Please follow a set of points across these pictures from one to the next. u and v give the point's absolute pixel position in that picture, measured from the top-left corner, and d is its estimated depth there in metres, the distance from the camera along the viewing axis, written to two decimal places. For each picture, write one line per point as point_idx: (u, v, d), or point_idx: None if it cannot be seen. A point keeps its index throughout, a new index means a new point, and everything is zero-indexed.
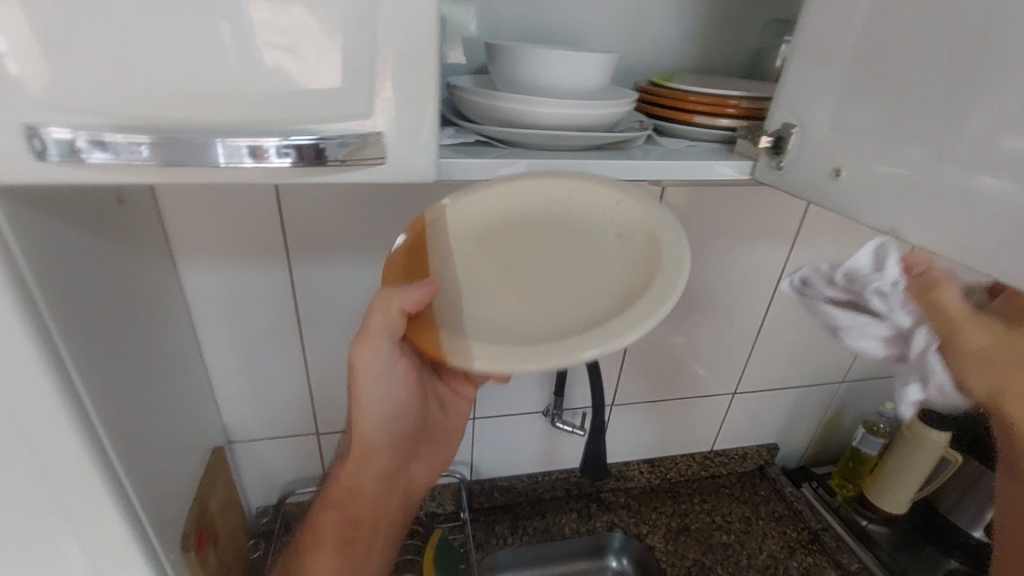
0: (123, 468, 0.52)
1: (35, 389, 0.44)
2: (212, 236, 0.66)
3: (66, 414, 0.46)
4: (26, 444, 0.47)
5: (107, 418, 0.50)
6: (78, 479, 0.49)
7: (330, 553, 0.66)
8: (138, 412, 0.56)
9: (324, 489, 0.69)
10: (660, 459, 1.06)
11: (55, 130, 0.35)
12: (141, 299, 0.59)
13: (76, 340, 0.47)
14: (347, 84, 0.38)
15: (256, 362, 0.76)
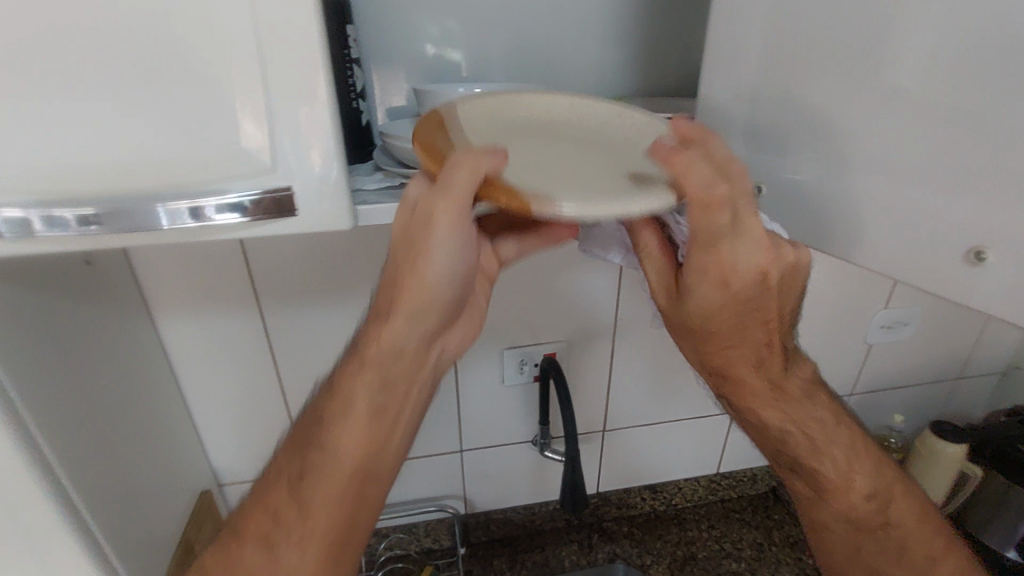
0: (95, 519, 0.54)
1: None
2: (184, 288, 0.70)
3: (32, 474, 0.47)
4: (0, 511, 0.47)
5: (74, 475, 0.52)
6: (48, 540, 0.50)
7: (362, 426, 0.51)
8: (114, 461, 0.59)
9: (353, 348, 0.52)
10: (663, 484, 1.02)
11: (7, 210, 0.39)
12: (117, 351, 0.63)
13: (37, 399, 0.49)
14: (250, 146, 0.42)
15: (238, 406, 0.78)
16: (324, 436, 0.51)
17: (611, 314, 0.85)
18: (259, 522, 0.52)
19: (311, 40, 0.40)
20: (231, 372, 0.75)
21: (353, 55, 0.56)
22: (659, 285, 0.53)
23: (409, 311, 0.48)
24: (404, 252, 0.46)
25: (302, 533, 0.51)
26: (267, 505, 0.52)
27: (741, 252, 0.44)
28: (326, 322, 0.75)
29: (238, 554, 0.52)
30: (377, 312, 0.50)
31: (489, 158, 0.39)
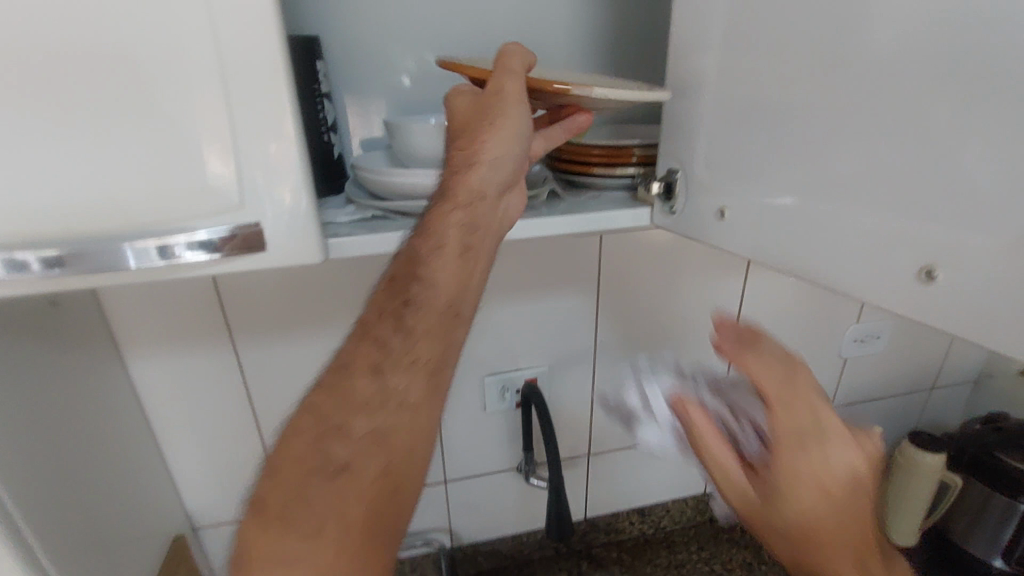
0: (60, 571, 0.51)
1: None
2: (154, 326, 0.68)
3: None
4: None
5: (40, 527, 0.50)
6: None
7: (452, 269, 0.48)
8: (81, 508, 0.56)
9: (434, 195, 0.50)
10: (650, 507, 1.01)
11: None
12: (84, 392, 0.61)
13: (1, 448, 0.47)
14: (216, 181, 0.42)
15: (213, 445, 0.76)
16: (412, 284, 0.47)
17: (590, 337, 0.85)
18: (331, 405, 0.44)
19: (277, 75, 0.41)
20: (205, 410, 0.73)
21: (323, 89, 0.57)
22: (740, 493, 0.41)
23: (488, 161, 0.49)
24: (475, 118, 0.49)
25: (388, 416, 0.45)
26: (339, 390, 0.45)
27: (835, 453, 0.38)
28: (302, 355, 0.73)
29: (304, 449, 0.43)
30: (452, 166, 0.49)
31: (527, 53, 0.49)
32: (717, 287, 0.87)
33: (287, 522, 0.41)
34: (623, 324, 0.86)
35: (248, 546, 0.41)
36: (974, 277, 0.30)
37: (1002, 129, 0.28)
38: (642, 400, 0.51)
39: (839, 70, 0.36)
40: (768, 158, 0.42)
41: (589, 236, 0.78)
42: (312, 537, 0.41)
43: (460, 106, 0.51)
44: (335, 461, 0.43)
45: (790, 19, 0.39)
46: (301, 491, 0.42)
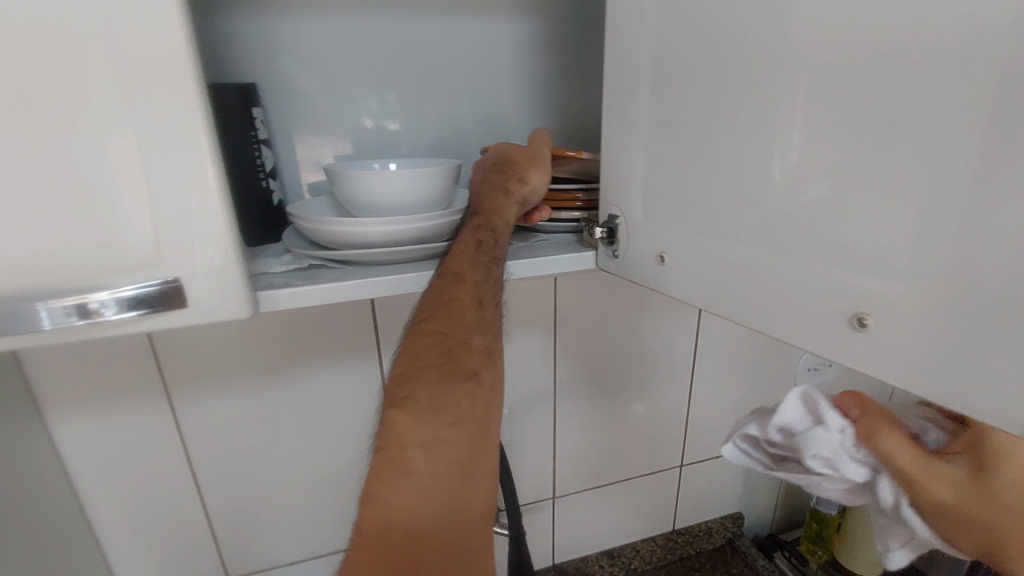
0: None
1: None
2: (84, 383, 0.64)
3: None
4: None
5: None
6: None
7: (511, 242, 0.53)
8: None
9: (497, 192, 0.54)
10: (618, 548, 0.98)
11: None
12: (3, 457, 0.56)
13: None
14: (132, 238, 0.39)
15: (149, 509, 0.70)
16: (492, 253, 0.50)
17: (549, 378, 0.84)
18: (452, 328, 0.44)
19: (197, 128, 0.39)
20: (140, 472, 0.69)
21: (261, 136, 0.55)
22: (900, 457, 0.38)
23: (536, 184, 0.56)
24: (520, 158, 0.57)
25: (493, 345, 0.46)
26: (450, 318, 0.44)
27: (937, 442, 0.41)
28: (246, 410, 0.70)
29: (438, 358, 0.42)
30: (508, 176, 0.55)
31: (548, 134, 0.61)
32: (674, 324, 0.88)
33: (439, 407, 0.40)
34: (583, 363, 0.85)
35: (397, 425, 0.38)
36: (897, 336, 0.30)
37: (914, 190, 0.29)
38: (809, 415, 0.42)
39: (756, 120, 0.37)
40: (696, 206, 0.42)
41: (543, 277, 0.78)
42: (458, 419, 0.40)
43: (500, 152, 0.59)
44: (463, 367, 0.43)
45: (709, 72, 0.40)
46: (443, 384, 0.41)
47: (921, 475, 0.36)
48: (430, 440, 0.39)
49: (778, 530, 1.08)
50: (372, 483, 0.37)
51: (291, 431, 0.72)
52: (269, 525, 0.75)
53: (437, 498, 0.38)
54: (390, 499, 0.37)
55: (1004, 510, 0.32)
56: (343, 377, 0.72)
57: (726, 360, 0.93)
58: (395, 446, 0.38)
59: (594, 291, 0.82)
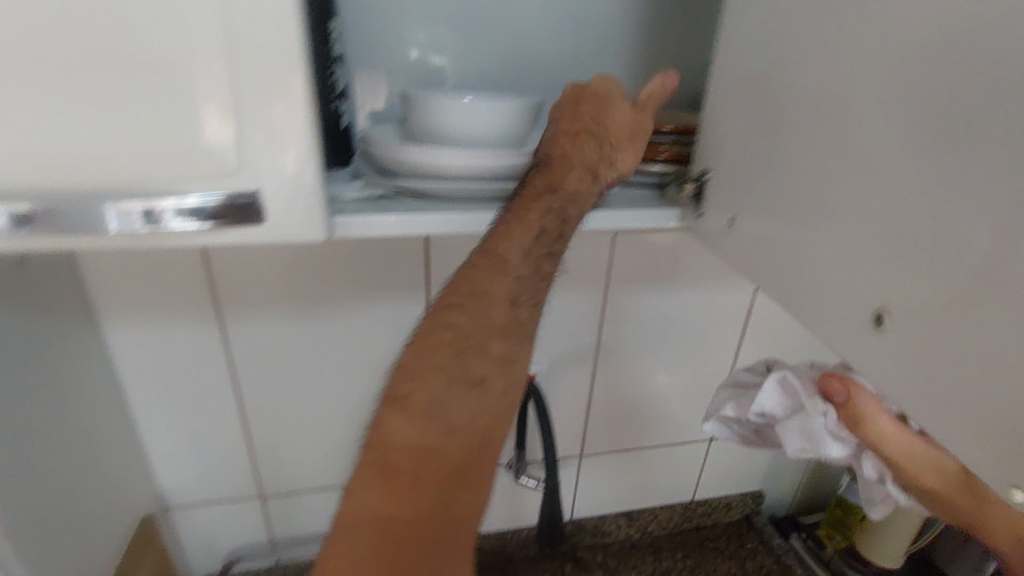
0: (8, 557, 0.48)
1: None
2: (136, 294, 0.64)
3: None
4: None
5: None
6: None
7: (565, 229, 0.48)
8: (39, 491, 0.53)
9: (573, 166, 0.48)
10: (638, 511, 0.99)
11: None
12: (56, 359, 0.57)
13: None
14: (211, 143, 0.37)
15: (191, 424, 0.72)
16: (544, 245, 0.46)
17: (591, 339, 0.83)
18: (470, 333, 0.42)
19: (287, 28, 0.36)
20: (185, 387, 0.69)
21: (336, 53, 0.52)
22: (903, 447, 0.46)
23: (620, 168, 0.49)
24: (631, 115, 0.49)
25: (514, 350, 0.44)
26: (473, 320, 0.42)
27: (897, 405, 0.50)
28: (290, 339, 0.69)
29: (448, 361, 0.41)
30: (603, 143, 0.48)
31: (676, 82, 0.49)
32: (724, 298, 0.85)
33: (433, 416, 0.40)
34: (626, 329, 0.83)
35: (385, 425, 0.40)
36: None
37: None
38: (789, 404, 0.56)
39: (901, 73, 0.32)
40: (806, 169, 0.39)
41: (601, 234, 0.75)
42: (452, 430, 0.40)
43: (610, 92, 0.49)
44: (472, 375, 0.42)
45: (846, 15, 0.35)
46: (443, 394, 0.41)
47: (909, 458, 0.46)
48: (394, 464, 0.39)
49: (796, 512, 1.08)
50: (359, 476, 0.40)
51: (333, 365, 0.72)
52: (306, 452, 0.77)
53: (412, 504, 0.38)
54: (360, 496, 0.39)
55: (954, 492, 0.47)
56: (389, 318, 0.71)
57: (770, 340, 0.91)
58: (380, 445, 0.40)
59: (651, 254, 0.79)
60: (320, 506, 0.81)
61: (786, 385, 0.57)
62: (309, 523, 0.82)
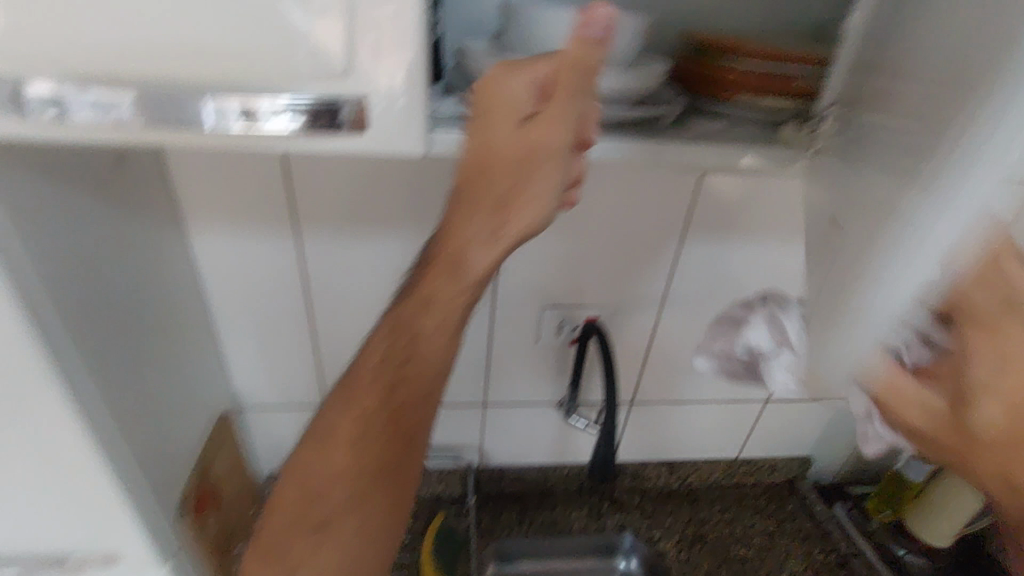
0: (114, 438, 0.53)
1: (15, 356, 0.44)
2: (218, 202, 0.65)
3: (52, 381, 0.46)
4: (21, 411, 0.47)
5: (97, 385, 0.51)
6: (66, 445, 0.50)
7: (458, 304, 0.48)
8: (135, 381, 0.57)
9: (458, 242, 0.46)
10: (681, 463, 1.00)
11: (48, 86, 0.35)
12: (146, 259, 0.60)
13: (71, 307, 0.48)
14: (315, 43, 0.35)
15: (264, 333, 0.75)
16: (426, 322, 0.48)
17: (658, 287, 0.80)
18: (350, 404, 0.51)
19: None
20: (260, 297, 0.72)
21: None
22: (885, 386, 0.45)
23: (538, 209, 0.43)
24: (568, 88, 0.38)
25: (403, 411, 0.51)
26: (355, 394, 0.51)
27: None
28: (359, 258, 0.70)
29: (338, 423, 0.51)
30: (492, 210, 0.43)
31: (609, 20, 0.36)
32: None
33: (326, 468, 0.52)
34: (698, 280, 0.79)
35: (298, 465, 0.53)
36: None
37: None
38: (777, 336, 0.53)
39: None
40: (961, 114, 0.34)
41: (685, 176, 0.71)
42: (342, 475, 0.51)
43: (510, 89, 0.40)
44: (357, 438, 0.51)
45: None
46: (333, 448, 0.51)
47: (907, 397, 0.39)
48: (328, 485, 0.51)
49: (842, 481, 1.06)
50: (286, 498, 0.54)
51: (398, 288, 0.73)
52: None
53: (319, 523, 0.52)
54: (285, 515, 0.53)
55: (967, 439, 0.37)
56: None
57: None
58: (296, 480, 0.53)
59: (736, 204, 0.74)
60: None
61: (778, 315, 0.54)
62: None
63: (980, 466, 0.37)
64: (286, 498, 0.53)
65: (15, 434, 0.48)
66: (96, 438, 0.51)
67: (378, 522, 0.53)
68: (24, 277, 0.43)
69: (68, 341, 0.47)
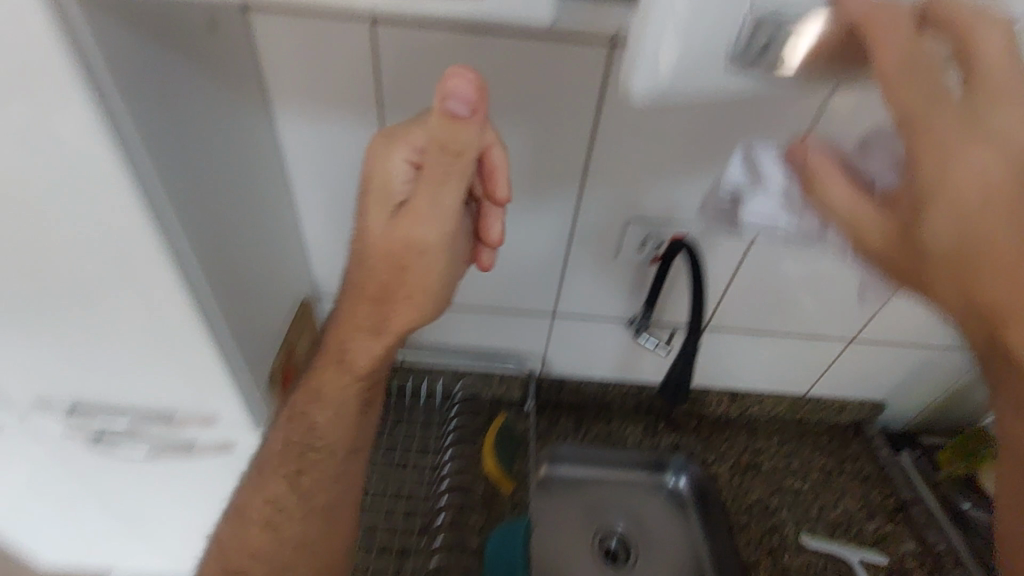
0: (216, 314, 0.56)
1: (126, 219, 0.46)
2: (306, 79, 0.62)
3: (157, 246, 0.48)
4: (131, 274, 0.49)
5: (197, 257, 0.52)
6: (173, 311, 0.52)
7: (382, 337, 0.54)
8: (232, 262, 0.59)
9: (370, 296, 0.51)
10: (746, 393, 0.97)
11: None
12: (238, 133, 0.59)
13: (172, 177, 0.48)
14: None
15: (344, 223, 0.75)
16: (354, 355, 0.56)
17: None
18: (307, 406, 0.60)
19: None
20: (342, 185, 0.71)
21: None
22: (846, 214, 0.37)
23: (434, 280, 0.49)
24: (439, 161, 0.40)
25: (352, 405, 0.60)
26: (310, 398, 0.59)
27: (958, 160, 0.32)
28: None
29: (297, 422, 0.60)
30: (403, 272, 0.49)
31: (470, 89, 0.37)
32: None
33: (300, 455, 0.60)
34: None
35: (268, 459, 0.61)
36: None
37: None
38: (748, 174, 0.51)
39: None
40: None
41: None
42: (310, 458, 0.60)
43: (388, 164, 0.45)
44: (313, 429, 0.60)
45: None
46: (297, 441, 0.60)
47: (867, 224, 0.36)
48: (276, 500, 0.60)
49: (913, 430, 1.02)
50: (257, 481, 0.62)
51: None
52: None
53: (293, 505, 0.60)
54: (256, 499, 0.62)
55: (922, 254, 0.34)
56: (546, 145, 0.67)
57: None
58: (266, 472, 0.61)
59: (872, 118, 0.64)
60: (448, 319, 0.87)
61: (751, 152, 0.51)
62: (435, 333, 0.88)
63: (941, 283, 0.34)
64: (247, 515, 0.60)
65: (131, 302, 0.52)
66: (201, 314, 0.54)
67: (326, 524, 0.62)
68: (132, 151, 0.43)
69: (176, 220, 0.49)
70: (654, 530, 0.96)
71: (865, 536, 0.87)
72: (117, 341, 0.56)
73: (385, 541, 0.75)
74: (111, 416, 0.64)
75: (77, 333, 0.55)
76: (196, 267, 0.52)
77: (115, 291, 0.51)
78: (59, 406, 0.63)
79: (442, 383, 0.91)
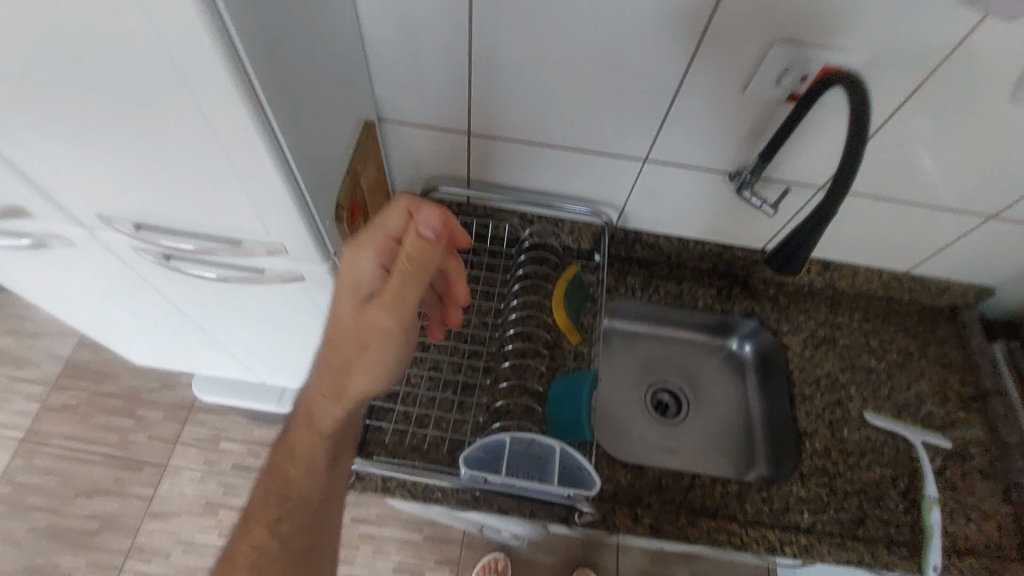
0: (282, 134, 0.49)
1: (174, 12, 0.37)
2: None
3: (217, 52, 0.40)
4: (184, 81, 0.43)
5: (260, 65, 0.44)
6: (236, 130, 0.46)
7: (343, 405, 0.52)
8: (294, 70, 0.50)
9: (324, 374, 0.52)
10: (838, 263, 0.90)
11: None
12: None
13: None
14: None
15: (413, 32, 0.63)
16: (314, 421, 0.53)
17: (946, 42, 0.57)
18: (276, 468, 0.55)
19: None
20: None
21: None
22: None
23: (380, 355, 0.50)
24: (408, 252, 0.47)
25: (320, 467, 0.55)
26: (281, 457, 0.55)
27: None
28: None
29: (271, 486, 0.55)
30: (354, 345, 0.50)
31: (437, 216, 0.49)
32: None
33: (271, 517, 0.54)
34: (1015, 39, 0.55)
35: (239, 530, 0.55)
36: None
37: None
38: None
39: None
40: None
41: None
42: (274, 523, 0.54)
43: (362, 259, 0.51)
44: (280, 492, 0.55)
45: None
46: (265, 507, 0.55)
47: None
48: (253, 555, 0.53)
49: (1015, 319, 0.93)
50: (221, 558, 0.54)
51: None
52: (524, 97, 0.69)
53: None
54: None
55: None
56: None
57: None
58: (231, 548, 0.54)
59: None
60: (522, 157, 0.78)
61: None
62: (509, 172, 0.81)
63: None
64: (234, 561, 0.53)
65: (188, 114, 0.46)
66: (266, 136, 0.47)
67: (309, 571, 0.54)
68: None
69: (233, 12, 0.40)
70: (707, 392, 0.95)
71: (932, 419, 0.84)
72: (175, 157, 0.50)
73: (448, 378, 0.76)
74: (175, 239, 0.61)
75: (131, 144, 0.49)
76: (257, 70, 0.43)
77: (169, 100, 0.45)
78: (123, 222, 0.60)
79: (509, 227, 0.86)
